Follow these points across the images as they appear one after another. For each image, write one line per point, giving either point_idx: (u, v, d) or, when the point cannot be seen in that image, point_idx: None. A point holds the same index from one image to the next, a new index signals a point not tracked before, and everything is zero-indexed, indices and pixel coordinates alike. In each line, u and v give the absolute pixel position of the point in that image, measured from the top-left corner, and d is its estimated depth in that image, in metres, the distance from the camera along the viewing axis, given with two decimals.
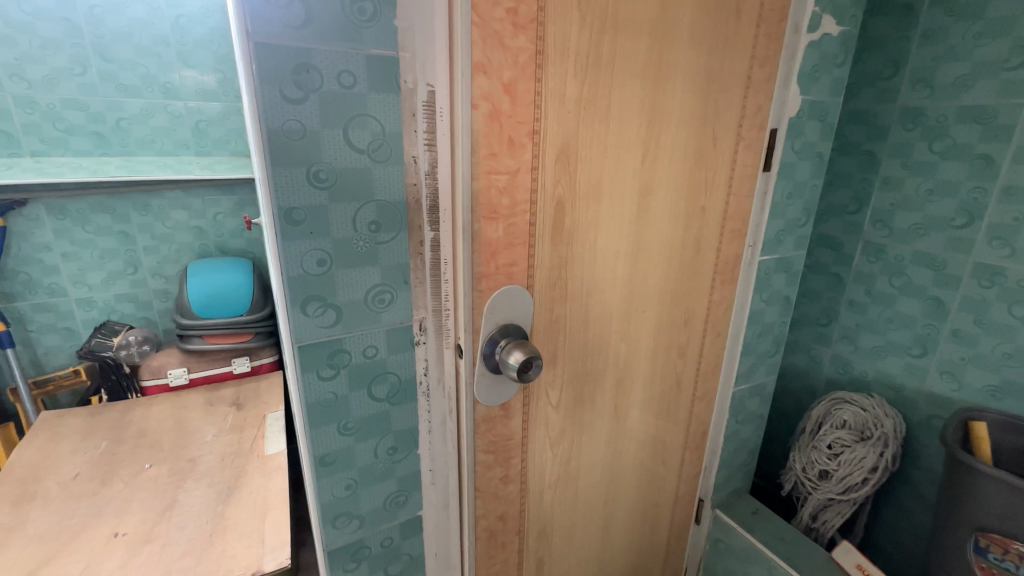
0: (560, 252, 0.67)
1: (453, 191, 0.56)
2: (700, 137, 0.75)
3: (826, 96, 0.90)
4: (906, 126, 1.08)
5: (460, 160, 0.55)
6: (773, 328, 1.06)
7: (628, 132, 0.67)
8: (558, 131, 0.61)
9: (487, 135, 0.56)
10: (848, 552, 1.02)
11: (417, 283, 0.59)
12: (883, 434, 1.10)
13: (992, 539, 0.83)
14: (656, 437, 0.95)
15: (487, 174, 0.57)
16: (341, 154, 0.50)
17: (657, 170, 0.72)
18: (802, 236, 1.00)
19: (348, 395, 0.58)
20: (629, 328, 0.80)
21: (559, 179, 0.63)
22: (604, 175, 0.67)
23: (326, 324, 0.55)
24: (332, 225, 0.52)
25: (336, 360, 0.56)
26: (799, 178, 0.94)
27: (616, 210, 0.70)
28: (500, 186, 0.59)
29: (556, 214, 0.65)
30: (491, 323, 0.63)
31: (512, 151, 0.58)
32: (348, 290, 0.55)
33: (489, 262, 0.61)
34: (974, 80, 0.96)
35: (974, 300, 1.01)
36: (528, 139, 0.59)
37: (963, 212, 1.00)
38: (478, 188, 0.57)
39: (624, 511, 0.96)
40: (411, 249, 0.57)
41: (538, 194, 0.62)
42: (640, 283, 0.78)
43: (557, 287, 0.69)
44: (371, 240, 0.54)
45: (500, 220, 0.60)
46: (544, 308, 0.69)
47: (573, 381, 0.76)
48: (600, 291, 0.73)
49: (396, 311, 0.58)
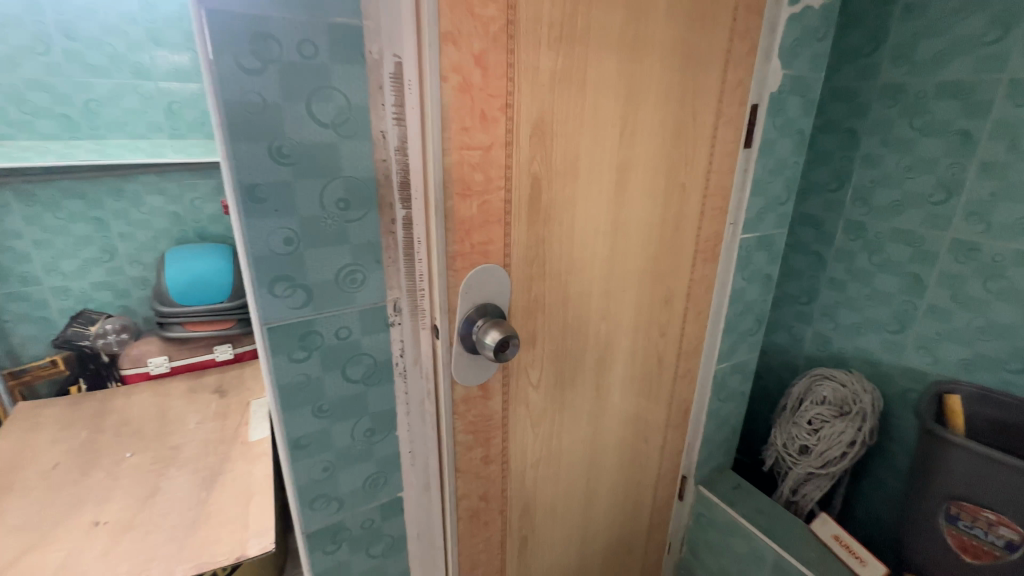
0: (536, 230, 0.66)
1: (425, 167, 0.55)
2: (679, 113, 0.74)
3: (806, 71, 0.89)
4: (886, 102, 1.07)
5: (431, 135, 0.54)
6: (754, 307, 1.07)
7: (605, 107, 0.66)
8: (532, 105, 0.60)
9: (458, 108, 0.54)
10: (826, 523, 1.05)
11: (390, 263, 0.58)
12: (862, 409, 1.12)
13: (963, 508, 0.85)
14: (638, 416, 0.96)
15: (458, 150, 0.56)
16: (305, 129, 0.48)
17: (635, 146, 0.71)
18: (783, 213, 1.00)
19: (321, 377, 0.58)
20: (609, 307, 0.80)
21: (534, 155, 0.62)
22: (581, 151, 0.66)
23: (296, 305, 0.53)
24: (298, 203, 0.50)
25: (308, 342, 0.55)
26: (779, 155, 0.93)
27: (594, 188, 0.69)
28: (473, 163, 0.57)
29: (532, 192, 0.64)
30: (468, 303, 0.63)
31: (484, 125, 0.57)
32: (318, 270, 0.53)
33: (464, 241, 0.60)
34: (953, 54, 0.95)
35: (951, 276, 1.02)
36: (500, 114, 0.58)
37: (941, 188, 1.01)
38: (450, 164, 0.56)
39: (607, 488, 0.97)
40: (383, 227, 0.56)
41: (513, 171, 0.61)
42: (620, 263, 0.78)
43: (534, 266, 0.68)
44: (340, 218, 0.53)
45: (474, 197, 0.59)
46: (521, 287, 0.68)
47: (553, 361, 0.76)
48: (579, 269, 0.72)
49: (369, 292, 0.57)
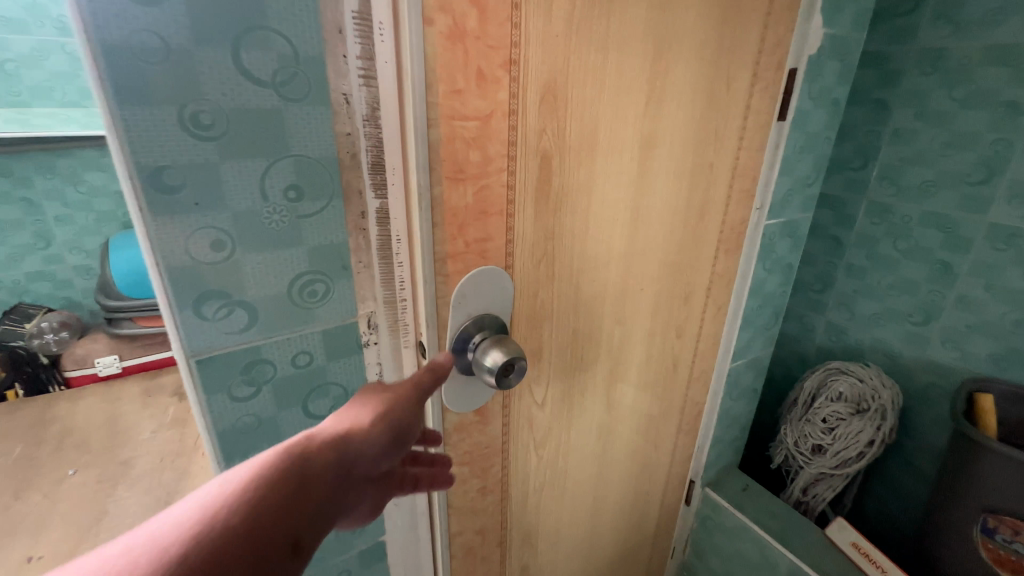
0: (545, 222, 0.53)
1: (404, 141, 0.42)
2: (711, 77, 0.62)
3: (848, 31, 0.77)
4: (923, 69, 0.96)
5: (411, 99, 0.40)
6: (773, 299, 0.97)
7: (629, 68, 0.53)
8: (543, 63, 0.46)
9: (447, 64, 0.41)
10: (843, 529, 0.97)
11: (361, 269, 0.45)
12: (881, 405, 1.04)
13: (1002, 521, 0.78)
14: (649, 424, 0.86)
15: (449, 120, 0.43)
16: (232, 88, 0.34)
17: (662, 118, 0.58)
18: (810, 195, 0.89)
19: (276, 416, 0.45)
20: (624, 309, 0.68)
21: (544, 128, 0.49)
22: (600, 124, 0.53)
23: (235, 329, 0.40)
24: (229, 194, 0.37)
25: (255, 374, 0.42)
26: (812, 129, 0.82)
27: (613, 169, 0.56)
28: (468, 138, 0.44)
29: (540, 175, 0.51)
30: (462, 314, 0.50)
31: (482, 88, 0.44)
32: (263, 282, 0.40)
33: (456, 239, 0.47)
34: (1006, 14, 0.84)
35: (985, 264, 0.93)
36: (503, 72, 0.44)
37: (981, 167, 0.91)
38: (437, 138, 0.43)
39: (614, 503, 0.88)
40: (351, 223, 0.43)
41: (518, 148, 0.48)
42: (638, 258, 0.66)
43: (542, 266, 0.56)
44: (289, 213, 0.39)
45: (468, 182, 0.46)
46: (526, 292, 0.56)
47: (560, 375, 0.65)
48: (593, 268, 0.61)
49: (335, 307, 0.45)
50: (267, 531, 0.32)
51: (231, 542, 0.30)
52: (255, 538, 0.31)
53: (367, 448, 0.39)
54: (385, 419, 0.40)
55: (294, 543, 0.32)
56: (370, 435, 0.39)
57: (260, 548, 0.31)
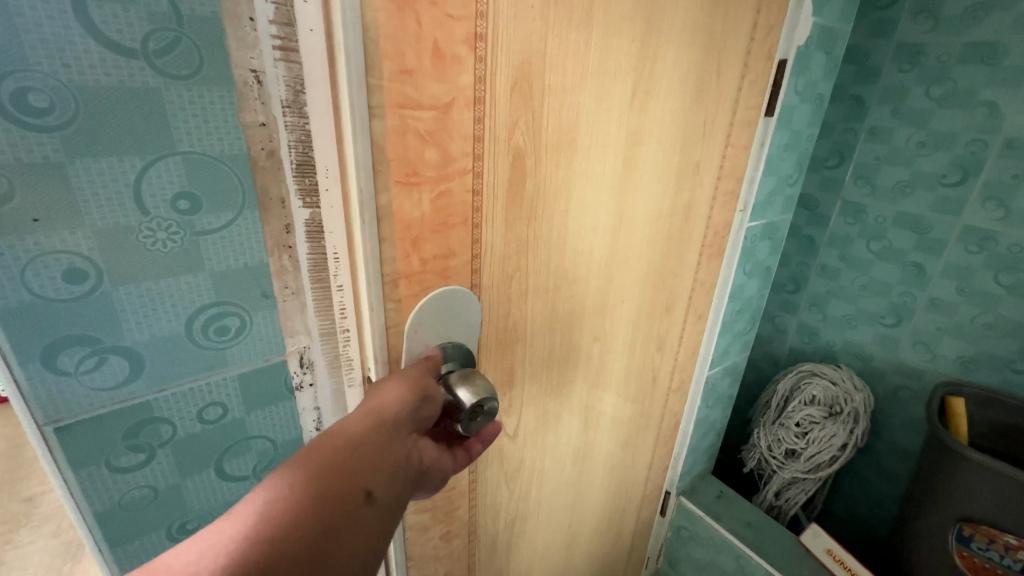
0: (518, 232, 0.45)
1: (338, 135, 0.32)
2: (701, 67, 0.55)
3: (837, 21, 0.72)
4: (901, 66, 0.93)
5: (344, 79, 0.31)
6: (751, 303, 0.93)
7: (615, 51, 0.45)
8: (515, 39, 0.38)
9: (394, 35, 0.32)
10: (818, 536, 0.95)
11: (288, 296, 0.35)
12: (853, 408, 1.03)
13: (978, 530, 0.77)
14: (626, 442, 0.80)
15: (397, 108, 0.34)
16: (78, 56, 0.25)
17: (649, 110, 0.51)
18: (791, 196, 0.85)
19: (180, 485, 0.35)
20: (604, 324, 0.61)
21: (516, 121, 0.41)
22: (581, 115, 0.45)
23: (109, 382, 0.30)
24: (85, 203, 0.27)
25: (143, 437, 0.33)
26: (796, 126, 0.77)
27: (595, 169, 0.49)
28: (423, 132, 0.35)
29: (512, 177, 0.43)
30: (420, 345, 0.42)
31: (440, 69, 0.35)
32: (148, 319, 0.30)
33: (411, 258, 0.39)
34: (987, 11, 0.82)
35: (958, 267, 0.92)
36: (466, 49, 0.36)
37: (956, 168, 0.89)
38: (383, 130, 0.34)
39: (589, 526, 0.82)
40: (271, 240, 0.33)
41: (485, 144, 0.40)
42: (620, 268, 0.59)
43: (514, 283, 0.48)
44: (181, 227, 0.30)
45: (425, 187, 0.37)
46: (496, 312, 0.48)
47: (534, 401, 0.58)
48: (571, 281, 0.53)
49: (254, 344, 0.35)
50: (335, 485, 0.32)
51: (304, 502, 0.30)
52: (326, 493, 0.31)
53: (405, 411, 0.37)
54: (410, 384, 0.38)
55: (364, 495, 0.32)
56: (412, 391, 0.38)
57: (332, 503, 0.31)
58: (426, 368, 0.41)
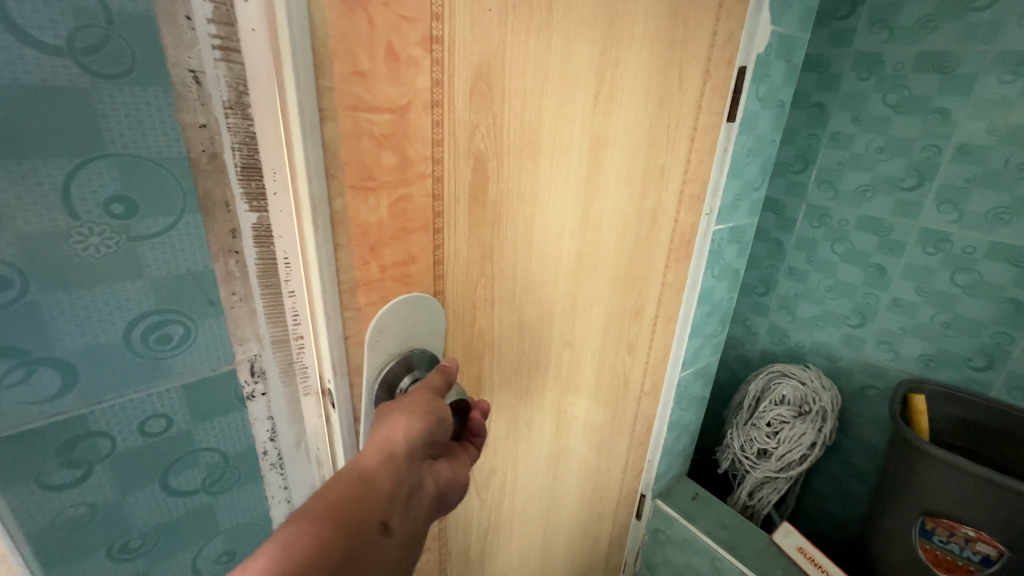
0: (481, 236, 0.45)
1: (287, 138, 0.31)
2: (662, 72, 0.56)
3: (795, 30, 0.74)
4: (860, 74, 0.96)
5: (290, 83, 0.30)
6: (720, 306, 0.94)
7: (576, 55, 0.45)
8: (472, 39, 0.38)
9: (343, 33, 0.31)
10: (789, 535, 0.96)
11: (236, 302, 0.34)
12: (821, 407, 1.05)
13: (939, 523, 0.80)
14: (601, 447, 0.80)
15: (351, 110, 0.33)
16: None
17: (613, 114, 0.51)
18: (756, 200, 0.87)
19: (121, 502, 0.34)
20: (574, 330, 0.61)
21: (476, 124, 0.41)
22: (543, 118, 0.45)
23: (36, 394, 0.29)
24: (7, 202, 0.25)
25: (78, 450, 0.31)
26: (759, 132, 0.79)
27: (559, 172, 0.49)
28: (379, 136, 0.35)
29: (473, 180, 0.42)
30: (381, 355, 0.40)
31: (394, 70, 0.34)
32: (78, 325, 0.29)
33: (371, 267, 0.38)
34: (938, 22, 0.85)
35: (917, 268, 0.95)
36: (421, 50, 0.35)
37: (913, 173, 0.93)
38: (334, 134, 0.32)
39: (566, 534, 0.82)
40: (215, 244, 0.32)
41: (444, 147, 0.39)
42: (587, 272, 0.59)
43: (479, 288, 0.47)
44: (115, 228, 0.29)
45: (382, 194, 0.37)
46: (462, 319, 0.48)
47: (503, 408, 0.57)
48: (539, 286, 0.53)
49: (200, 353, 0.34)
50: (353, 519, 0.30)
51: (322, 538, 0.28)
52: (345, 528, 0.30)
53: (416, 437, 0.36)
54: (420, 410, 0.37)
55: (380, 526, 0.31)
56: (422, 417, 0.37)
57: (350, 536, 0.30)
58: (432, 394, 0.39)
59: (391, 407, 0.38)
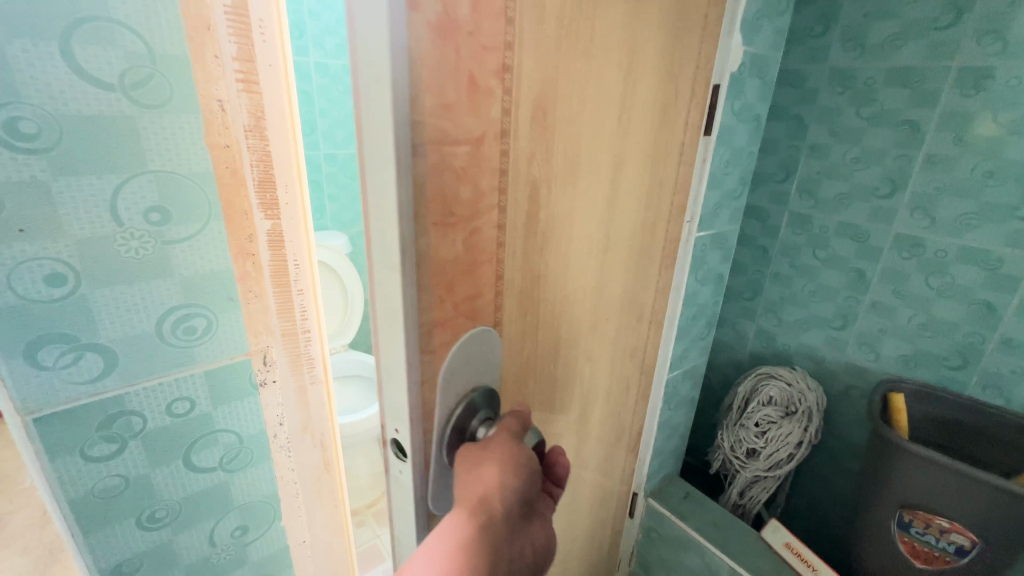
0: (531, 256, 0.50)
1: (386, 179, 0.34)
2: (666, 98, 0.62)
3: (767, 49, 0.79)
4: (835, 88, 1.01)
5: (398, 129, 0.33)
6: (706, 309, 0.98)
7: (606, 89, 0.51)
8: (532, 77, 0.43)
9: (437, 72, 0.35)
10: (777, 531, 1.00)
11: (250, 299, 0.45)
12: (807, 407, 1.09)
13: (916, 515, 0.83)
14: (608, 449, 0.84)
15: (438, 146, 0.37)
16: (81, 96, 0.35)
17: (631, 138, 0.58)
18: (737, 208, 0.91)
19: (150, 474, 0.44)
20: (596, 341, 0.67)
21: (533, 152, 0.46)
22: (580, 147, 0.51)
23: (87, 377, 0.39)
24: (80, 240, 0.37)
25: (117, 404, 0.41)
26: (736, 144, 0.84)
27: (590, 194, 0.55)
28: (458, 168, 0.39)
29: (528, 206, 0.48)
30: (450, 401, 0.45)
31: (471, 105, 0.38)
32: (122, 304, 0.40)
33: (445, 301, 0.42)
34: (905, 40, 0.90)
35: (894, 272, 0.99)
36: (493, 87, 0.40)
37: (887, 181, 0.97)
38: (423, 172, 0.36)
39: (581, 529, 0.88)
40: (235, 248, 0.44)
41: (508, 178, 0.44)
42: (608, 284, 0.64)
43: (526, 307, 0.52)
44: (152, 244, 0.40)
45: (457, 226, 0.41)
46: (512, 338, 0.52)
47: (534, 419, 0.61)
48: (571, 300, 0.59)
49: (214, 346, 0.44)
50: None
51: None
52: None
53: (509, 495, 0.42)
54: (508, 469, 0.42)
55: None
56: (509, 473, 0.43)
57: None
58: (511, 444, 0.45)
59: (480, 452, 0.44)
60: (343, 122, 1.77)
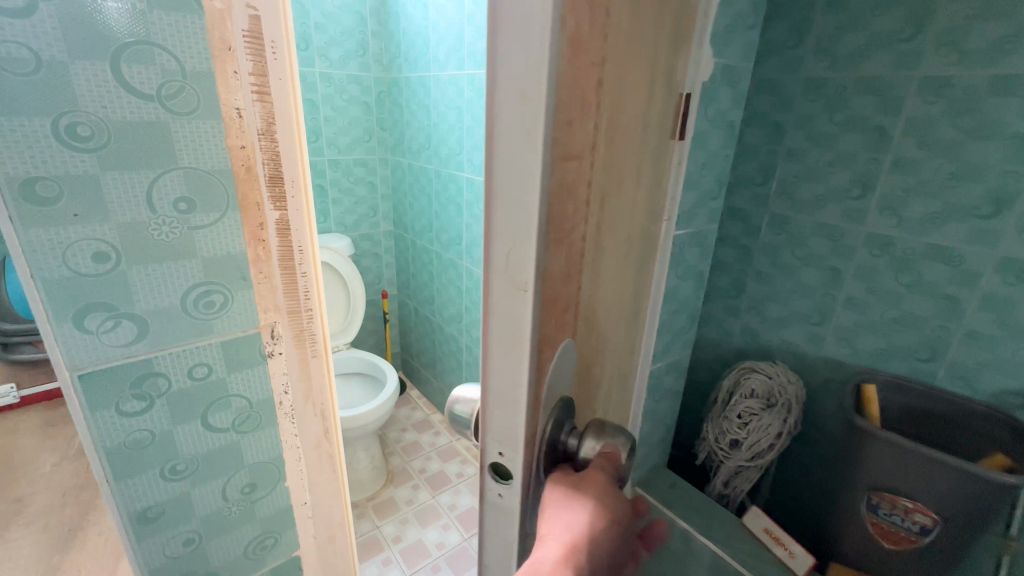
0: (602, 279, 0.46)
1: (523, 203, 0.30)
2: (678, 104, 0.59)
3: (738, 60, 0.85)
4: (809, 96, 1.07)
5: (543, 146, 0.29)
6: (687, 304, 1.04)
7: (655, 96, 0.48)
8: (619, 80, 0.38)
9: (566, 78, 0.30)
10: (757, 517, 1.05)
11: (261, 280, 0.50)
12: (787, 399, 1.14)
13: (884, 498, 0.88)
14: None
15: (560, 159, 0.32)
16: (119, 102, 0.40)
17: (662, 147, 0.54)
18: (714, 208, 0.97)
19: (172, 430, 0.50)
20: (629, 361, 0.62)
21: (613, 162, 0.42)
22: (636, 158, 0.47)
23: (124, 340, 0.45)
24: (119, 219, 0.43)
25: (146, 369, 0.47)
26: (712, 148, 0.90)
27: (637, 208, 0.51)
28: (567, 182, 0.34)
29: (605, 223, 0.43)
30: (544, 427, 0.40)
31: (582, 111, 0.34)
32: (154, 284, 0.46)
33: (550, 329, 0.37)
34: (871, 50, 0.96)
35: (867, 269, 1.05)
36: (596, 93, 0.35)
37: (858, 184, 1.03)
38: (550, 190, 0.32)
39: None
40: (249, 235, 0.49)
41: (600, 191, 0.40)
42: (637, 300, 0.60)
43: (594, 336, 0.47)
44: (180, 228, 0.45)
45: (563, 248, 0.36)
46: (583, 371, 0.47)
47: None
48: (619, 323, 0.54)
49: (231, 320, 0.50)
50: None
51: None
52: None
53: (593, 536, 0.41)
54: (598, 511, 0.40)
55: None
56: (597, 512, 0.41)
57: None
58: (601, 476, 0.42)
59: (569, 487, 0.41)
60: (347, 129, 1.84)
